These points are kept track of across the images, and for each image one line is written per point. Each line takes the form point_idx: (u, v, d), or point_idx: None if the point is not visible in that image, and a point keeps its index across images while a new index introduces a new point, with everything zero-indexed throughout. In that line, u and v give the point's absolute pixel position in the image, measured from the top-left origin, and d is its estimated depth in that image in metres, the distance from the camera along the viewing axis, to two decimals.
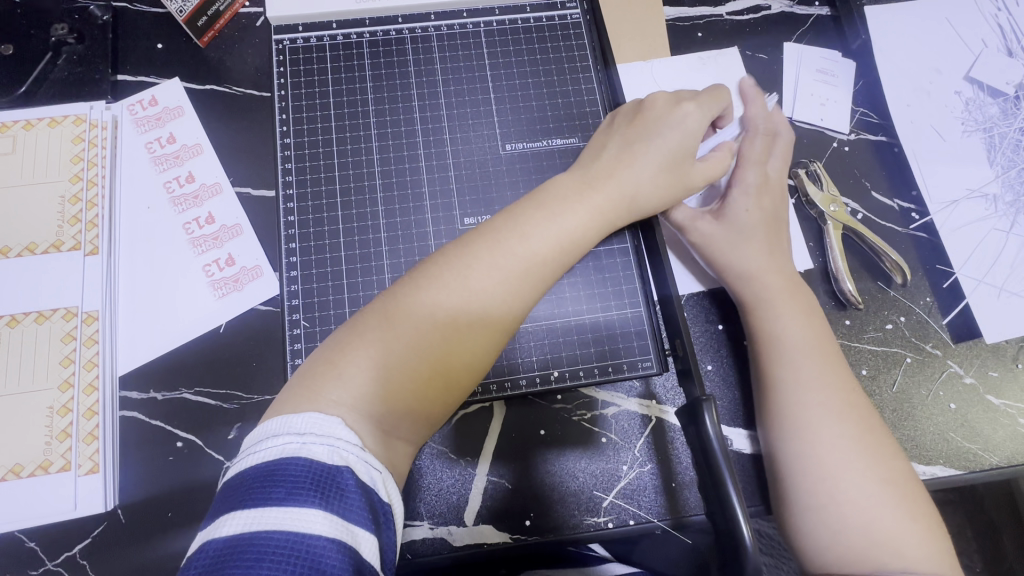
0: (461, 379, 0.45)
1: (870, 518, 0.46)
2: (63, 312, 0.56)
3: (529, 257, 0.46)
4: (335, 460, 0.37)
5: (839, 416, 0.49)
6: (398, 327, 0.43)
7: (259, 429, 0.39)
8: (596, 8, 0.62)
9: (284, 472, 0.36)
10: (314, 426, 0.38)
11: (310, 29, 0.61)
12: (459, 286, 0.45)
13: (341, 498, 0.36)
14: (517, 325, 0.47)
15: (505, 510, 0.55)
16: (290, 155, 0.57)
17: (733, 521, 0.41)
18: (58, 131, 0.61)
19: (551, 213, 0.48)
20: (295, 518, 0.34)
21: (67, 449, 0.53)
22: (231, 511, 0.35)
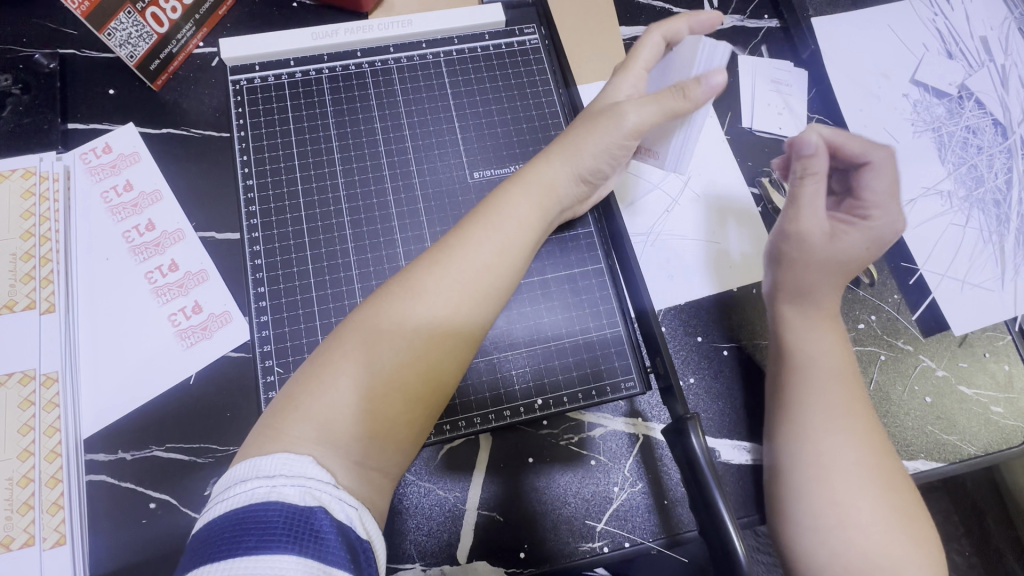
0: (421, 396, 0.44)
1: (860, 538, 0.46)
2: (20, 376, 0.53)
3: (476, 263, 0.46)
4: (307, 501, 0.36)
5: (832, 439, 0.49)
6: (356, 355, 0.42)
7: (226, 477, 0.38)
8: (554, 32, 0.63)
9: (253, 518, 0.34)
10: (284, 467, 0.37)
11: (267, 67, 0.60)
12: (408, 303, 0.44)
13: (316, 541, 0.34)
14: (471, 330, 0.46)
15: (497, 544, 0.54)
16: (254, 198, 0.56)
17: (726, 539, 0.41)
18: (7, 186, 0.58)
19: (495, 221, 0.48)
20: (266, 566, 0.32)
21: (30, 522, 0.50)
22: (198, 568, 0.33)
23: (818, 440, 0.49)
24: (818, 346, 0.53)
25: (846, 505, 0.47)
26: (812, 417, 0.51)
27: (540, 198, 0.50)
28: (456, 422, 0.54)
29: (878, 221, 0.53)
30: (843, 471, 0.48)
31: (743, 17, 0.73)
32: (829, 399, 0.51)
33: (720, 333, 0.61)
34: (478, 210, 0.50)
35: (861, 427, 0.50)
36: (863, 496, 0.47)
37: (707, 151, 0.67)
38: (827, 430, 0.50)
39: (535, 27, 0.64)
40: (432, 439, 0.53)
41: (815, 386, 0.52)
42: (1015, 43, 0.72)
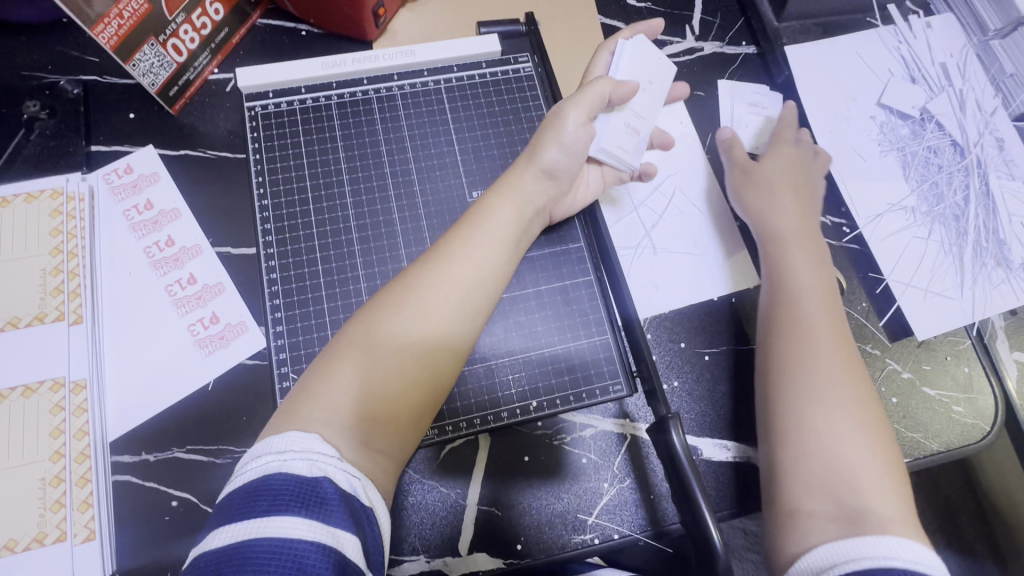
0: (419, 384, 0.49)
1: (831, 452, 0.49)
2: (50, 383, 0.57)
3: (468, 260, 0.52)
4: (314, 472, 0.40)
5: (815, 354, 0.53)
6: (360, 348, 0.48)
7: (247, 454, 0.43)
8: (547, 61, 0.68)
9: (266, 487, 0.39)
10: (293, 443, 0.41)
11: (279, 94, 0.64)
12: (408, 296, 0.50)
13: (321, 505, 0.38)
14: (464, 321, 0.51)
15: (496, 538, 0.58)
16: (268, 216, 0.60)
17: (704, 527, 0.47)
18: (36, 206, 0.62)
19: (486, 219, 0.55)
20: (277, 526, 0.37)
21: (61, 519, 0.53)
22: (221, 527, 0.38)
23: (805, 355, 0.53)
24: (809, 260, 0.60)
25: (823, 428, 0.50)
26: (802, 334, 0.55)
27: (515, 203, 0.56)
28: (457, 424, 0.58)
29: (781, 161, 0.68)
30: (828, 385, 0.51)
31: (723, 43, 0.79)
32: (807, 312, 0.56)
33: (702, 339, 0.66)
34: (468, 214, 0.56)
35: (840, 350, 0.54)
36: (838, 416, 0.50)
37: (690, 170, 0.73)
38: (818, 343, 0.54)
39: (528, 56, 0.69)
40: (435, 439, 0.58)
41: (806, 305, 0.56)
42: (972, 68, 0.77)
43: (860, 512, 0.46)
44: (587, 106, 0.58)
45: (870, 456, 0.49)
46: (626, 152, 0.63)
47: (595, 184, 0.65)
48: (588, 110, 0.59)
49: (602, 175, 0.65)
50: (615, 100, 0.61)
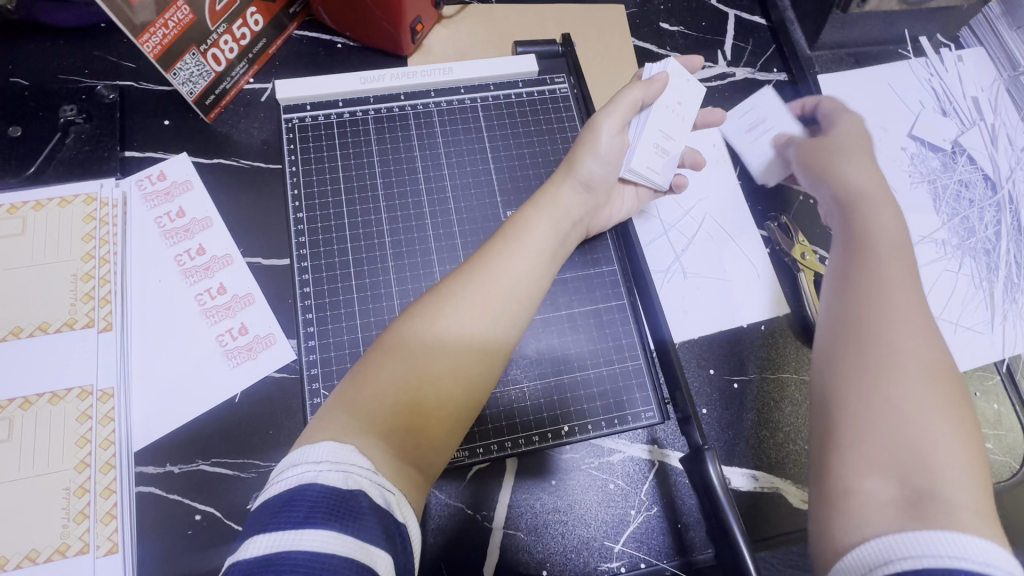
0: (450, 394, 0.47)
1: (912, 412, 0.43)
2: (77, 391, 0.56)
3: (508, 273, 0.51)
4: (349, 484, 0.38)
5: (896, 300, 0.49)
6: (393, 356, 0.46)
7: (280, 464, 0.40)
8: (583, 82, 0.68)
9: (298, 499, 0.36)
10: (330, 454, 0.39)
11: (317, 107, 0.64)
12: (447, 302, 0.49)
13: (357, 519, 0.36)
14: (499, 330, 0.49)
15: (522, 563, 0.57)
16: (303, 229, 0.60)
17: (739, 558, 0.46)
18: (69, 211, 0.62)
19: (526, 238, 0.54)
20: (312, 538, 0.34)
21: (85, 530, 0.52)
22: (251, 537, 0.35)
23: (891, 299, 0.49)
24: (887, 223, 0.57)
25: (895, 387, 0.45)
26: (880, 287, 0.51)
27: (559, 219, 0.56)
28: (487, 445, 0.58)
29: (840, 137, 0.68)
30: (908, 338, 0.46)
31: (754, 70, 0.79)
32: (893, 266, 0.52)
33: (731, 366, 0.66)
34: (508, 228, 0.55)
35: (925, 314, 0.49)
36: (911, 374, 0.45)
37: (721, 196, 0.73)
38: (893, 297, 0.49)
39: (564, 77, 0.69)
40: (465, 461, 0.57)
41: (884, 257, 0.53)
42: (1003, 104, 0.78)
43: (929, 493, 0.39)
44: (619, 117, 0.58)
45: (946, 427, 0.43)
46: (655, 173, 0.62)
47: (630, 204, 0.65)
48: (620, 119, 0.59)
49: (636, 194, 0.65)
50: (645, 102, 0.61)
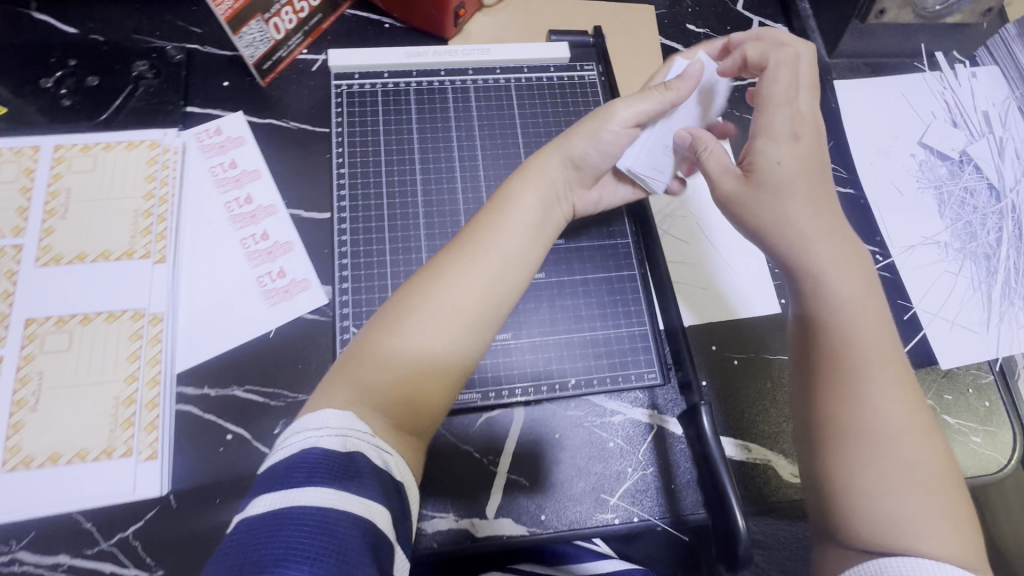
0: (442, 364, 0.51)
1: (900, 481, 0.49)
2: (132, 313, 0.61)
3: (493, 255, 0.54)
4: (347, 447, 0.44)
5: (872, 381, 0.51)
6: (383, 338, 0.50)
7: (287, 430, 0.45)
8: (611, 71, 0.73)
9: (303, 460, 0.42)
10: (332, 421, 0.45)
11: (364, 76, 0.70)
12: (432, 287, 0.52)
13: (354, 477, 0.42)
14: (488, 304, 0.53)
15: (522, 507, 0.61)
16: (344, 184, 0.66)
17: (730, 518, 0.50)
18: (134, 154, 0.67)
19: (502, 228, 0.55)
20: (313, 496, 0.39)
21: (129, 436, 0.57)
22: (259, 496, 0.40)
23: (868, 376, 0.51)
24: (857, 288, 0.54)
25: (887, 438, 0.50)
26: (831, 331, 0.53)
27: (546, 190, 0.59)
28: (501, 391, 0.62)
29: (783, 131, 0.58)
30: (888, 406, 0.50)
31: None
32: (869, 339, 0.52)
33: (733, 344, 0.69)
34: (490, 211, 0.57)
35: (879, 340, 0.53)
36: (881, 415, 0.50)
37: None
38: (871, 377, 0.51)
39: (594, 65, 0.74)
40: (477, 403, 0.62)
41: (833, 295, 0.54)
42: (1013, 119, 0.81)
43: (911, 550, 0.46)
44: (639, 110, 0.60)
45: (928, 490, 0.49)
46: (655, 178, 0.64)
47: (620, 196, 0.67)
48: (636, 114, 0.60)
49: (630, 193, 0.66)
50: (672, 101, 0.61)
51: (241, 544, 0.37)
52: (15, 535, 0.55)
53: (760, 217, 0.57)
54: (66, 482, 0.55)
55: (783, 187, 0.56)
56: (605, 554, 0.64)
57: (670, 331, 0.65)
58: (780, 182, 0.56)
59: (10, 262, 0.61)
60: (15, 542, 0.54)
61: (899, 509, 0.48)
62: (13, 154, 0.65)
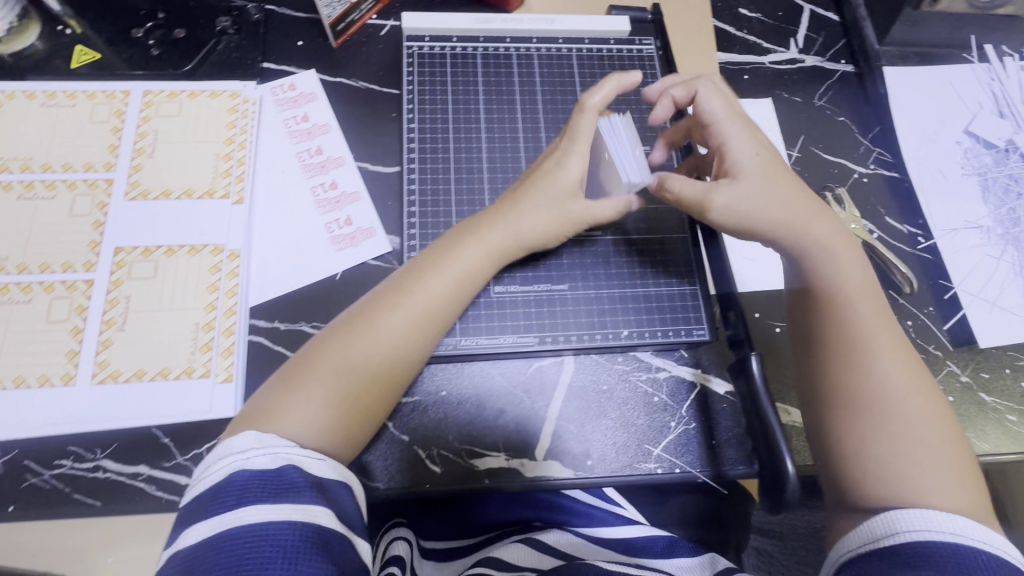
0: (372, 397, 0.56)
1: (912, 442, 0.54)
2: (212, 248, 0.65)
3: (430, 297, 0.58)
4: (276, 464, 0.47)
5: (878, 354, 0.57)
6: (320, 374, 0.54)
7: (205, 460, 0.49)
8: (669, 46, 0.76)
9: (231, 485, 0.46)
10: (253, 443, 0.48)
11: (435, 40, 0.73)
12: (369, 329, 0.56)
13: (288, 491, 0.46)
14: (419, 350, 0.58)
15: (569, 451, 0.64)
16: (414, 138, 0.70)
17: (778, 461, 0.52)
18: (217, 102, 0.71)
19: (450, 266, 0.59)
20: (248, 515, 0.44)
21: (207, 359, 0.61)
22: (194, 525, 0.44)
23: (873, 350, 0.57)
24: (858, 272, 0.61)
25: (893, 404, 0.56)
26: (838, 312, 0.59)
27: (501, 237, 0.61)
28: (556, 338, 0.66)
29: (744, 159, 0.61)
30: (893, 373, 0.57)
31: (823, 58, 0.86)
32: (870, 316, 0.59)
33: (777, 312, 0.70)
34: (433, 253, 0.61)
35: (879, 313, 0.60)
36: (888, 384, 0.56)
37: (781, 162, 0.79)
38: (873, 351, 0.57)
39: (652, 40, 0.77)
40: (536, 347, 0.66)
41: (839, 273, 0.60)
42: None
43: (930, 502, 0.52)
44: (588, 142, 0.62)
45: (937, 447, 0.54)
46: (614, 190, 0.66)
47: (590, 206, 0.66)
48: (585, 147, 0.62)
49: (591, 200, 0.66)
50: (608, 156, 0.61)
51: (185, 568, 0.42)
52: (100, 444, 0.59)
53: (759, 220, 0.60)
54: (149, 398, 0.59)
55: (763, 184, 0.60)
56: (630, 519, 0.74)
57: (721, 296, 0.67)
58: (770, 192, 0.60)
59: (101, 194, 0.66)
60: (99, 451, 0.58)
61: (913, 466, 0.53)
62: (105, 97, 0.70)
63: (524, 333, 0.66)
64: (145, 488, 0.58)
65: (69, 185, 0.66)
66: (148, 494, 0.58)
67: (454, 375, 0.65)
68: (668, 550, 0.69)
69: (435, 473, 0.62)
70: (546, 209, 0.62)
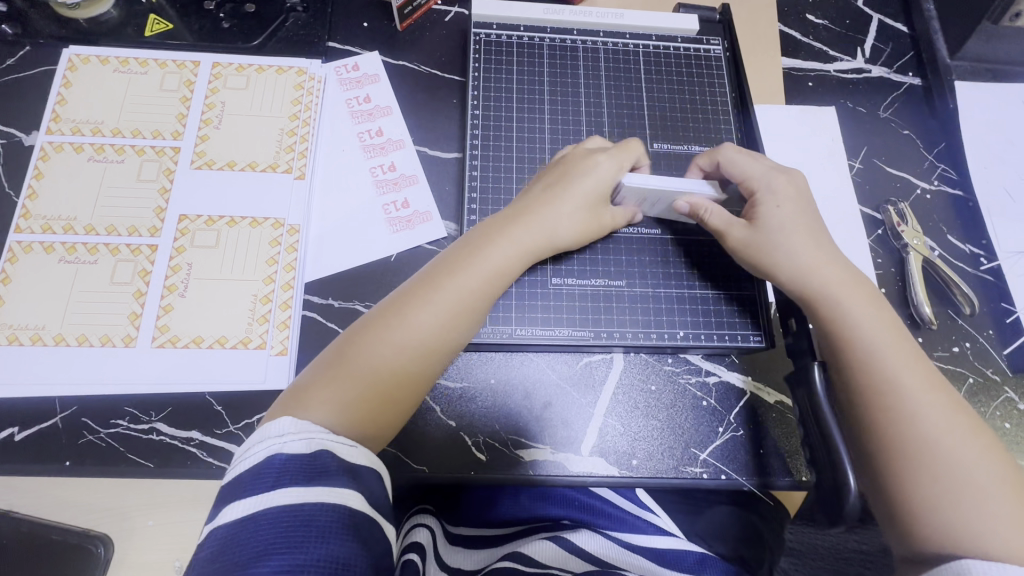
0: (407, 385, 0.53)
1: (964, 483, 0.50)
2: (273, 222, 0.66)
3: (469, 285, 0.56)
4: (311, 448, 0.46)
5: (912, 390, 0.53)
6: (355, 359, 0.52)
7: (244, 444, 0.48)
8: (737, 47, 0.75)
9: (268, 467, 0.45)
10: (289, 426, 0.47)
11: (502, 28, 0.73)
12: (406, 316, 0.54)
13: (322, 475, 0.45)
14: (456, 338, 0.56)
15: (614, 449, 0.63)
16: (477, 125, 0.70)
17: (841, 476, 0.53)
18: (283, 78, 0.72)
19: (487, 256, 0.57)
20: (283, 498, 0.43)
21: (264, 331, 0.62)
22: (233, 503, 0.44)
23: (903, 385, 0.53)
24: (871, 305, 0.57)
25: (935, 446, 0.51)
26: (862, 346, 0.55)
27: (529, 233, 0.59)
28: (610, 333, 0.65)
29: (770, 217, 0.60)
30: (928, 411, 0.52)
31: (891, 70, 0.84)
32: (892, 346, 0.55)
33: None
34: (466, 247, 0.58)
35: (908, 348, 0.55)
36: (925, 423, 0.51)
37: (844, 172, 0.77)
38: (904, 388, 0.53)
39: (719, 40, 0.76)
40: (589, 341, 0.65)
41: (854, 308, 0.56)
42: None
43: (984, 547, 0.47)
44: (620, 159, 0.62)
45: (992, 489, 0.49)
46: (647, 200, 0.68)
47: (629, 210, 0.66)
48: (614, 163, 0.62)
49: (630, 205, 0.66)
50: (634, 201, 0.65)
51: (223, 547, 0.42)
52: (155, 407, 0.59)
53: (774, 257, 0.59)
54: (205, 364, 0.60)
55: (786, 228, 0.59)
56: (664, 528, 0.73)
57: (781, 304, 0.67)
58: (788, 226, 0.60)
59: (168, 162, 0.67)
60: (153, 413, 0.59)
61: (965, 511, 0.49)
62: (176, 66, 0.71)
63: (578, 327, 0.65)
64: (196, 453, 0.58)
65: (137, 150, 0.67)
66: (199, 460, 0.58)
67: (505, 365, 0.65)
68: (703, 564, 0.66)
69: (481, 461, 0.62)
70: (571, 209, 0.60)
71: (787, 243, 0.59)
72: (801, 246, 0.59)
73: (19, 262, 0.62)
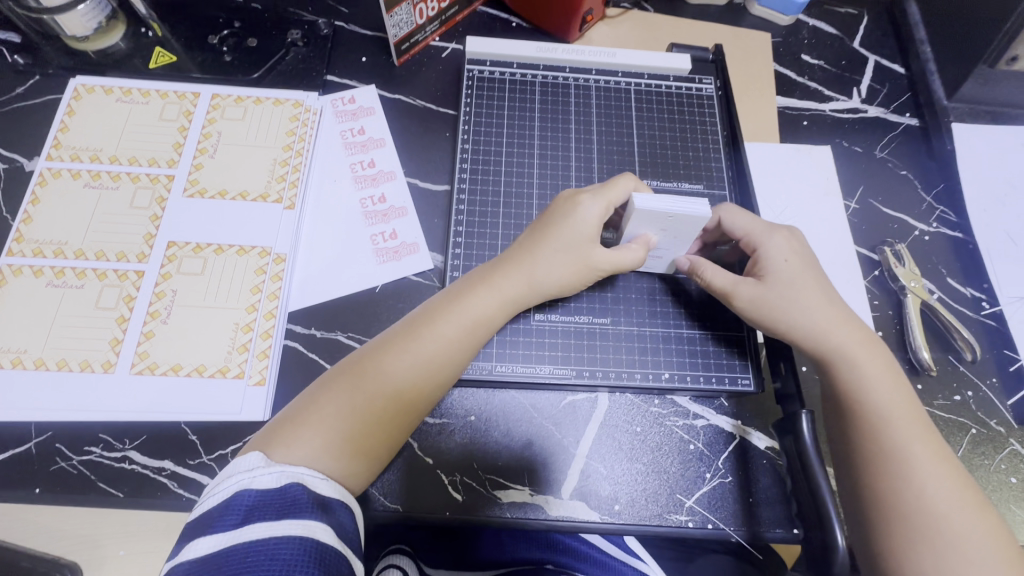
0: (397, 417, 0.53)
1: (960, 551, 0.48)
2: (260, 250, 0.66)
3: (465, 319, 0.56)
4: (282, 481, 0.46)
5: (915, 451, 0.52)
6: (345, 390, 0.52)
7: (214, 481, 0.47)
8: (729, 87, 0.75)
9: (237, 502, 0.44)
10: (262, 462, 0.47)
11: (495, 65, 0.75)
12: (400, 348, 0.54)
13: (293, 507, 0.44)
14: (449, 371, 0.55)
15: (595, 493, 0.61)
16: (467, 159, 0.70)
17: (829, 531, 0.50)
18: (280, 110, 0.74)
19: (484, 290, 0.57)
20: (250, 532, 0.42)
21: (243, 360, 0.61)
22: (196, 541, 0.43)
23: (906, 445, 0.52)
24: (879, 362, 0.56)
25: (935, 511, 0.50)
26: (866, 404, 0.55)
27: (518, 277, 0.58)
28: (595, 372, 0.64)
29: (777, 272, 0.59)
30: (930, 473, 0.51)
31: (887, 110, 0.84)
32: (898, 407, 0.54)
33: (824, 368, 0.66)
34: (464, 282, 0.59)
35: (914, 410, 0.55)
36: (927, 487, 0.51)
37: (840, 211, 0.76)
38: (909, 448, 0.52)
39: (711, 80, 0.77)
40: (572, 380, 0.64)
41: (861, 366, 0.56)
42: None
43: None
44: (604, 198, 0.60)
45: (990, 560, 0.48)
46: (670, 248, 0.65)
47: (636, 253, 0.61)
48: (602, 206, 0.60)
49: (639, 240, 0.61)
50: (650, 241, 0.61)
51: None
52: (129, 435, 0.59)
53: (788, 318, 0.58)
54: (182, 393, 0.60)
55: (793, 284, 0.59)
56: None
57: (771, 347, 0.66)
58: (797, 283, 0.59)
59: (161, 189, 0.68)
60: (127, 441, 0.59)
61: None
62: (176, 97, 0.73)
63: (562, 364, 0.64)
64: (167, 484, 0.57)
65: (132, 178, 0.68)
66: (170, 491, 0.57)
67: (484, 401, 0.64)
68: None
69: (456, 500, 0.60)
70: (562, 256, 0.59)
71: (798, 300, 0.58)
72: (813, 302, 0.58)
73: (8, 285, 0.62)
